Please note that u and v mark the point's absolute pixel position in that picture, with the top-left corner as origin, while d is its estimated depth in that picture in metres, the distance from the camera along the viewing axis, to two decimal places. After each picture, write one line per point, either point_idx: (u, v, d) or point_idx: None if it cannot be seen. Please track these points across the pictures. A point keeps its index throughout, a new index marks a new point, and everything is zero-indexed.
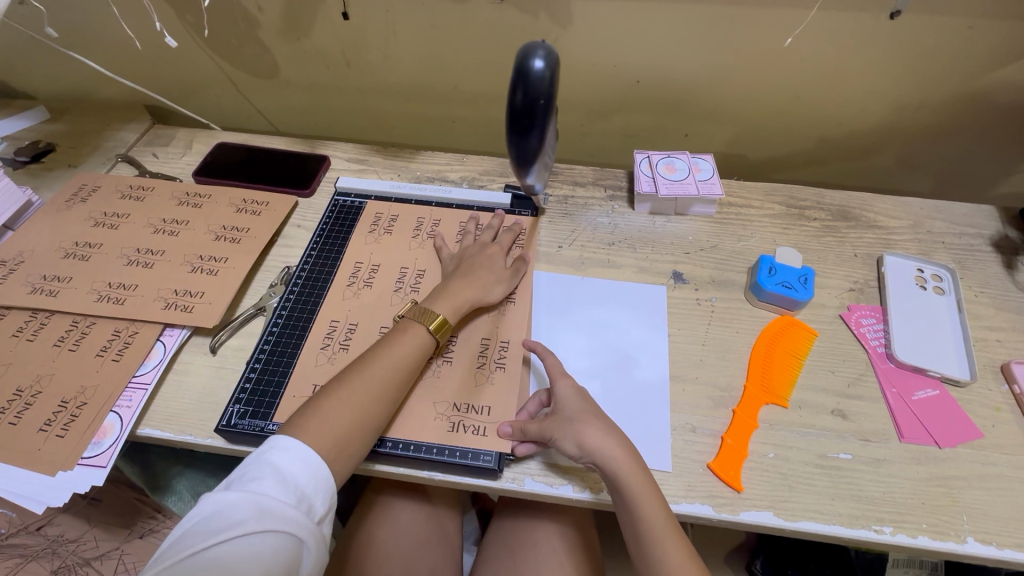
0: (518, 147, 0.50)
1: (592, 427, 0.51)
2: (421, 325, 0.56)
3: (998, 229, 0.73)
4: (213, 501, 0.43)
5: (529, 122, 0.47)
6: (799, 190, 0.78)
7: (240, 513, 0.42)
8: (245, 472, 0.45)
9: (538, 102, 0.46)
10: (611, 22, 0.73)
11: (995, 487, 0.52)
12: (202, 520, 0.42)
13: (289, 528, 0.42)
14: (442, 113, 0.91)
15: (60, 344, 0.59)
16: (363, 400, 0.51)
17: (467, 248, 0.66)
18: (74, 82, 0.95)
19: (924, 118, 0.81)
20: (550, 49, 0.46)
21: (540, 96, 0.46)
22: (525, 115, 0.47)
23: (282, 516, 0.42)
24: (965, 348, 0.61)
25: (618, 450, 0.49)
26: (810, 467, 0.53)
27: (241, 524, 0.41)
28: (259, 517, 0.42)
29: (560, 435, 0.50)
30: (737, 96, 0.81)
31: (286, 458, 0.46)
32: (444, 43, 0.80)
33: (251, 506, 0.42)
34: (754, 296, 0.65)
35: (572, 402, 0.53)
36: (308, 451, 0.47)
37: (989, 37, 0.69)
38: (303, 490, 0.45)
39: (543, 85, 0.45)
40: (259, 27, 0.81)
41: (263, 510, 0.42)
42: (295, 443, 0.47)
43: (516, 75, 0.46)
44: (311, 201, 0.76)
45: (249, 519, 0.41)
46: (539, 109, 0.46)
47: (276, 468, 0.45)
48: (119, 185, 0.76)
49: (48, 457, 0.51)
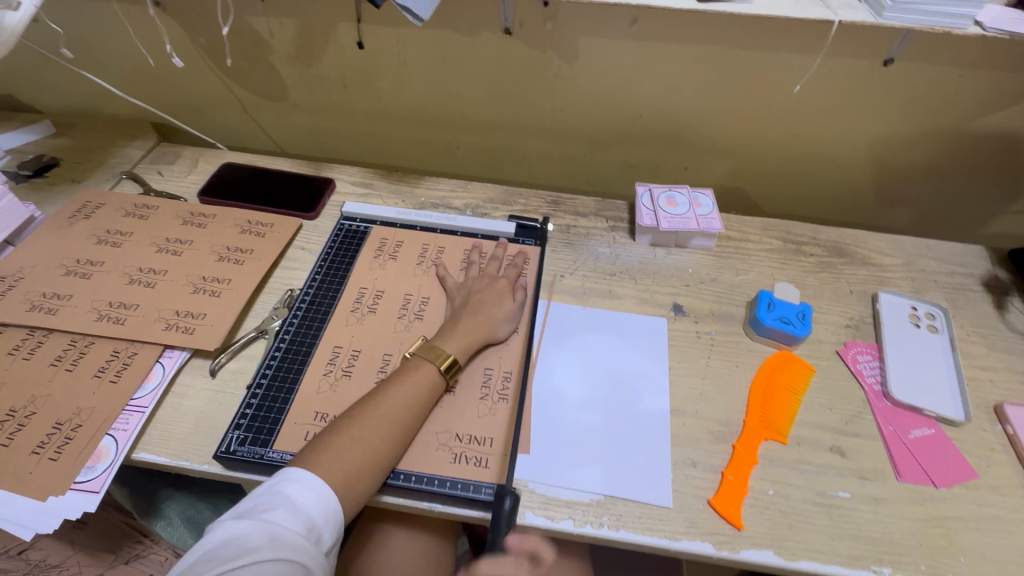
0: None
1: None
2: (431, 363, 0.56)
3: (989, 269, 0.75)
4: (226, 529, 0.43)
5: None
6: (796, 225, 0.80)
7: (253, 540, 0.42)
8: (258, 502, 0.45)
9: None
10: (616, 59, 0.75)
11: (991, 529, 0.53)
12: (214, 548, 0.42)
13: (300, 558, 0.43)
14: (446, 140, 0.93)
15: (56, 364, 0.58)
16: (367, 431, 0.51)
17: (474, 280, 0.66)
18: (81, 99, 0.95)
19: (917, 159, 0.84)
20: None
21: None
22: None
23: (294, 545, 0.43)
24: (960, 387, 0.62)
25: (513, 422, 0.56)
26: (809, 505, 0.53)
27: (254, 552, 0.41)
28: (272, 547, 0.42)
29: None
30: (737, 133, 0.84)
31: (299, 488, 0.46)
32: (452, 75, 0.82)
33: (263, 534, 0.42)
34: (753, 330, 0.66)
35: None
36: (320, 482, 0.47)
37: (978, 85, 0.72)
38: (315, 520, 0.46)
39: None
40: (271, 52, 0.83)
41: (275, 538, 0.42)
42: (306, 474, 0.47)
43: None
44: (316, 224, 0.77)
45: (263, 547, 0.42)
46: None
47: (289, 498, 0.45)
48: (123, 203, 0.76)
49: (40, 481, 0.50)
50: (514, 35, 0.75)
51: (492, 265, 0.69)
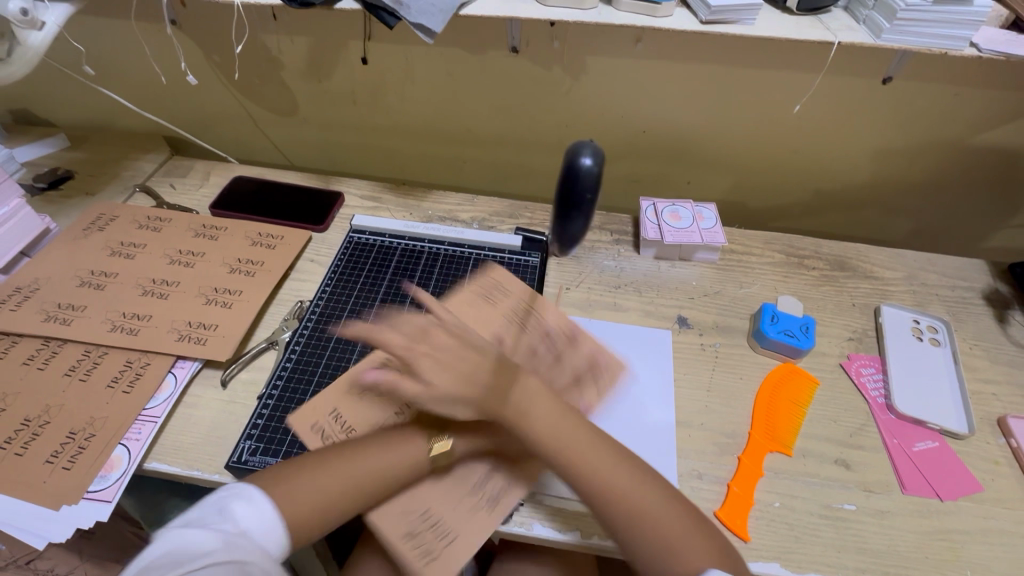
0: (566, 219, 0.69)
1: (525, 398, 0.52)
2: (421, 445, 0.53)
3: (990, 283, 0.76)
4: (172, 539, 0.41)
5: (573, 208, 0.67)
6: (798, 239, 0.81)
7: (207, 542, 0.41)
8: (204, 515, 0.44)
9: (584, 198, 0.66)
10: (619, 77, 0.77)
11: (996, 543, 0.53)
12: (163, 555, 0.40)
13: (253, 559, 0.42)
14: (452, 154, 0.94)
15: (70, 374, 0.59)
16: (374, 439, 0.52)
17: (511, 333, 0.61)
18: (94, 113, 0.97)
19: (917, 173, 0.85)
20: (596, 149, 0.65)
21: (587, 190, 0.65)
22: (576, 202, 0.66)
23: (247, 548, 0.42)
24: (963, 401, 0.63)
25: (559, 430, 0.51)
26: (815, 517, 0.54)
27: (208, 554, 0.40)
28: (227, 547, 0.41)
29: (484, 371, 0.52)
30: (739, 149, 0.85)
31: (247, 506, 0.45)
32: (459, 90, 0.83)
33: (217, 538, 0.41)
34: (756, 343, 0.67)
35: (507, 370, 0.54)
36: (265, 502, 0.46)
37: (975, 103, 0.74)
38: (262, 537, 0.45)
39: (590, 182, 0.65)
40: (282, 68, 0.85)
41: (229, 541, 0.42)
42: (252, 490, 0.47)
43: (573, 174, 0.65)
44: (325, 237, 0.78)
45: (217, 549, 0.41)
46: (585, 199, 0.66)
47: (235, 515, 0.44)
48: (136, 215, 0.77)
49: (53, 490, 0.51)
50: (521, 53, 0.77)
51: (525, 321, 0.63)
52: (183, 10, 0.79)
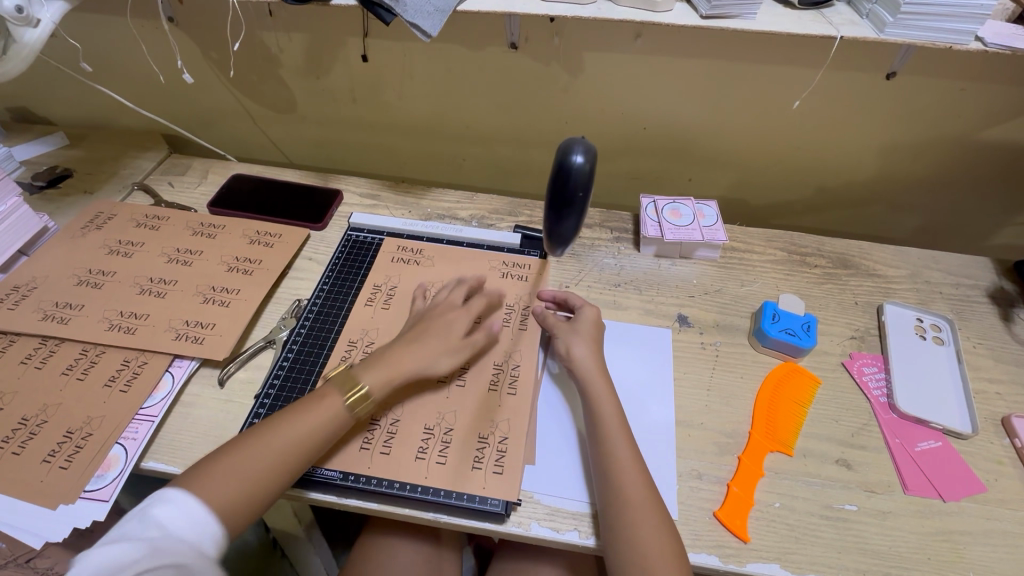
0: (552, 229, 0.45)
1: (577, 348, 0.60)
2: (341, 394, 0.54)
3: (994, 280, 0.75)
4: (97, 556, 0.40)
5: (563, 214, 0.43)
6: (800, 237, 0.80)
7: (128, 555, 0.40)
8: (125, 530, 0.43)
9: (577, 196, 0.42)
10: (620, 74, 0.77)
11: (1000, 544, 0.52)
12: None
13: (185, 561, 0.42)
14: (452, 152, 0.94)
15: (68, 373, 0.59)
16: None
17: (584, 373, 0.58)
18: (92, 111, 0.96)
19: (921, 169, 0.84)
20: (589, 142, 0.42)
21: (579, 190, 0.42)
22: (560, 206, 0.42)
23: (176, 549, 0.42)
24: (966, 400, 0.62)
25: (592, 372, 0.58)
26: (816, 518, 0.53)
27: (136, 564, 0.40)
28: (152, 556, 0.41)
29: (559, 334, 0.62)
30: (739, 146, 0.84)
31: (167, 508, 0.45)
32: (458, 87, 0.83)
33: (141, 547, 0.41)
34: (757, 341, 0.66)
35: (585, 324, 0.62)
36: (193, 503, 0.46)
37: (981, 98, 0.73)
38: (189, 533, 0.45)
39: (583, 178, 0.41)
40: (280, 66, 0.84)
41: (154, 546, 0.41)
42: (169, 492, 0.46)
43: (556, 170, 0.42)
44: (323, 235, 0.78)
45: (145, 557, 0.41)
46: (576, 202, 0.42)
47: (162, 517, 0.44)
48: (134, 213, 0.77)
49: (50, 490, 0.51)
50: (520, 49, 0.76)
51: (598, 360, 0.60)
52: (180, 7, 0.79)
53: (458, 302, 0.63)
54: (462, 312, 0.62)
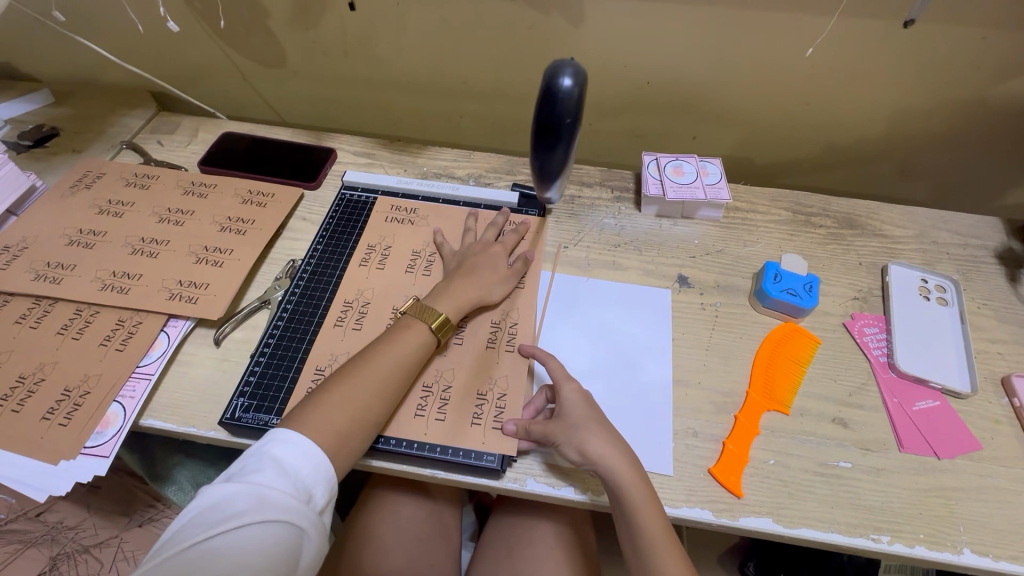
0: (542, 155, 0.47)
1: (595, 436, 0.51)
2: (423, 322, 0.57)
3: (1002, 240, 0.73)
4: (213, 492, 0.43)
5: (553, 139, 0.46)
6: (806, 196, 0.78)
7: (239, 504, 0.42)
8: (246, 463, 0.45)
9: (564, 122, 0.44)
10: (624, 22, 0.73)
11: (992, 500, 0.53)
12: (201, 512, 0.42)
13: (290, 518, 0.43)
14: (448, 109, 0.91)
15: (63, 332, 0.59)
16: (358, 388, 0.51)
17: (606, 461, 0.49)
18: (76, 66, 0.93)
19: (934, 126, 0.81)
20: (579, 67, 0.44)
21: (566, 116, 0.44)
22: (549, 133, 0.45)
23: (281, 505, 0.43)
24: (966, 360, 0.61)
25: (618, 458, 0.50)
26: (810, 475, 0.53)
27: (241, 515, 0.41)
28: (258, 509, 0.42)
29: (563, 440, 0.51)
30: (748, 102, 0.81)
31: (286, 450, 0.46)
32: (454, 39, 0.79)
33: (250, 497, 0.42)
34: (758, 302, 0.65)
35: (577, 409, 0.53)
36: (309, 445, 0.47)
37: (1001, 49, 0.70)
38: (302, 481, 0.46)
39: (570, 104, 0.44)
40: (267, 16, 0.80)
41: (261, 501, 0.42)
42: (293, 434, 0.47)
43: (544, 94, 0.44)
44: (317, 194, 0.76)
45: (249, 510, 0.41)
46: (564, 128, 0.45)
47: (278, 460, 0.45)
48: (124, 172, 0.75)
49: (50, 445, 0.51)
50: None
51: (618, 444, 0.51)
52: None
53: (493, 240, 0.67)
54: (500, 247, 0.66)
